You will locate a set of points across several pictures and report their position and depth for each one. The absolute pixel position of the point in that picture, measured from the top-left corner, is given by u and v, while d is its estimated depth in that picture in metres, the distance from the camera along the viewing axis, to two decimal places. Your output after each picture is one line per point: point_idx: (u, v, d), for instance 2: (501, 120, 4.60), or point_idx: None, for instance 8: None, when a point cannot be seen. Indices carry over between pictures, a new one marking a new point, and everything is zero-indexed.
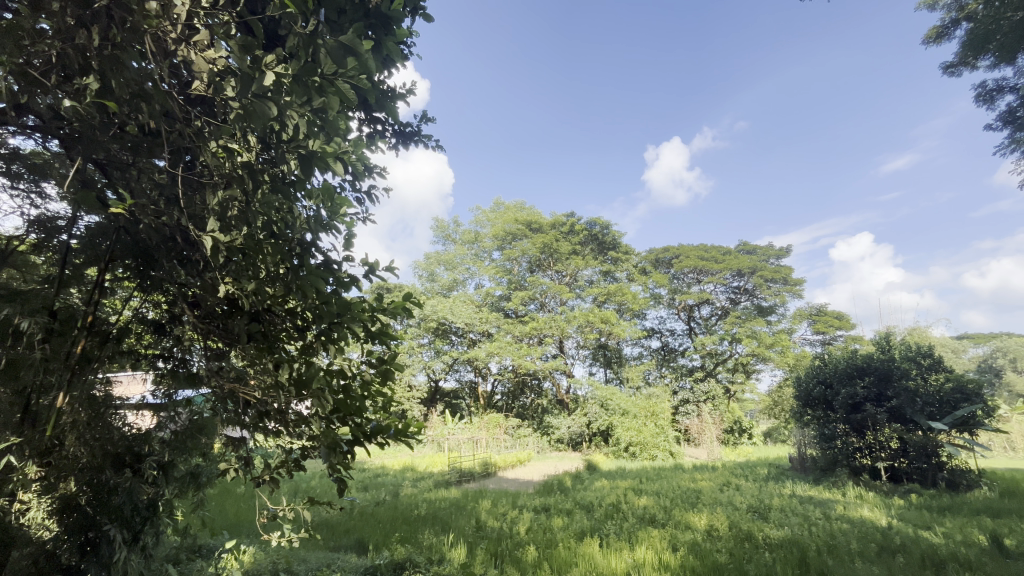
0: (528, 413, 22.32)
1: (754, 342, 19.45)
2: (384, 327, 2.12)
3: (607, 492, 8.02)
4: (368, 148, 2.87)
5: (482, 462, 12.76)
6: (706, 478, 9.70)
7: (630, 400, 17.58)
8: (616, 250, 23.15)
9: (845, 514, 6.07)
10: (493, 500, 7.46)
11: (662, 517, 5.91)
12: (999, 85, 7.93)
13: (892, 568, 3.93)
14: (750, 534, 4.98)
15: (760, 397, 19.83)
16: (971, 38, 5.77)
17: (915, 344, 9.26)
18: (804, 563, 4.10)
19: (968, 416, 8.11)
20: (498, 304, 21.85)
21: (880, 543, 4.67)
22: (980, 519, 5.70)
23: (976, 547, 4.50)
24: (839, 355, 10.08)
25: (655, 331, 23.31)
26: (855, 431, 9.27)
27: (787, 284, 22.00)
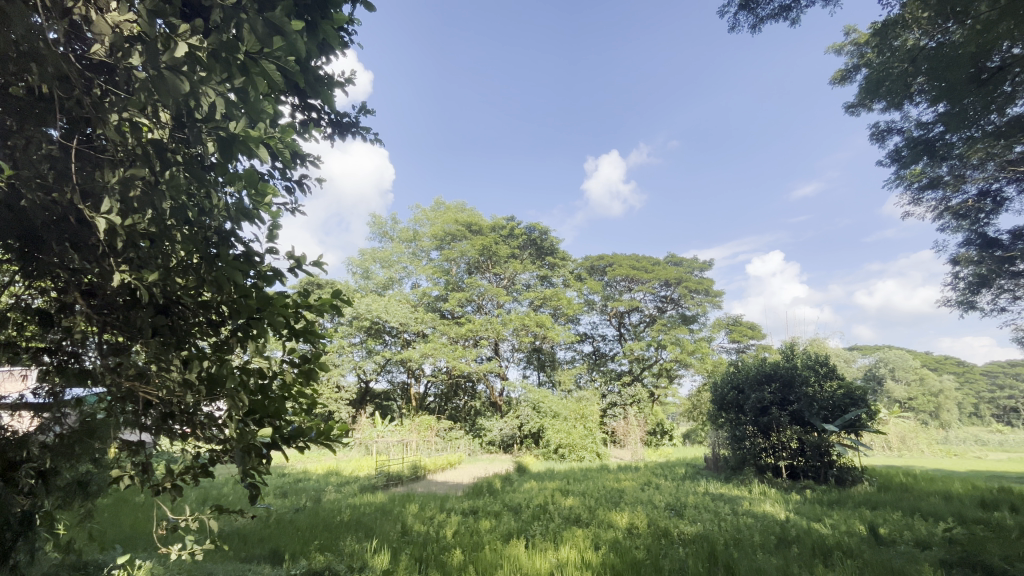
0: (460, 415, 22.21)
1: (677, 348, 20.66)
2: (310, 325, 2.03)
3: (536, 494, 8.16)
4: (300, 136, 2.76)
5: (411, 465, 12.48)
6: (629, 478, 10.15)
7: (561, 402, 18.00)
8: (553, 256, 23.69)
9: (751, 509, 6.57)
10: (421, 504, 7.32)
11: (587, 517, 6.08)
12: (889, 127, 8.99)
13: (787, 558, 4.30)
14: (666, 531, 5.27)
15: (681, 400, 21.00)
16: (867, 82, 6.47)
17: (814, 354, 10.25)
18: (712, 556, 4.39)
19: (855, 418, 9.07)
20: (435, 305, 21.51)
21: (778, 534, 5.12)
22: (861, 511, 6.38)
23: (857, 536, 5.05)
24: (751, 363, 10.94)
25: (588, 336, 24.00)
26: (761, 432, 10.09)
27: (708, 295, 23.54)
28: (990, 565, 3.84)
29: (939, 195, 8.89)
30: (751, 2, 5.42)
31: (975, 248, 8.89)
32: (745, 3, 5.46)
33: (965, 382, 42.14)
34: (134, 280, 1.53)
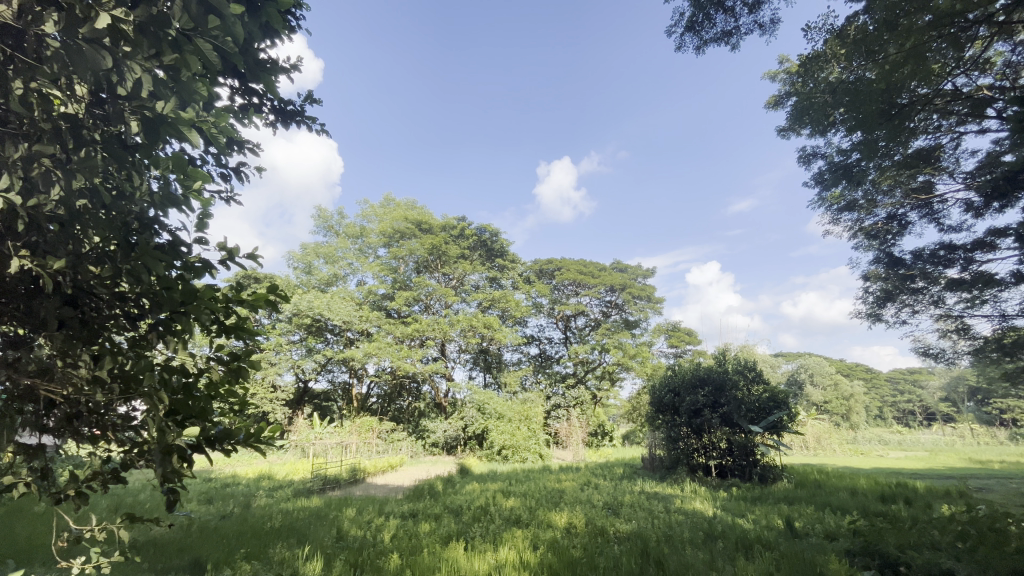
0: (404, 417, 21.79)
1: (620, 352, 21.33)
2: (241, 321, 1.92)
3: (477, 495, 8.15)
4: (238, 122, 2.62)
5: (350, 468, 12.09)
6: (570, 478, 10.37)
7: (506, 403, 18.08)
8: (502, 258, 23.85)
9: (681, 507, 6.89)
10: (358, 508, 7.11)
11: (527, 517, 6.15)
12: (815, 151, 9.73)
13: (712, 552, 4.55)
14: (603, 529, 5.42)
15: (622, 402, 21.71)
16: (795, 109, 6.97)
17: (744, 359, 10.92)
18: (645, 553, 4.56)
19: (777, 420, 9.75)
20: (381, 303, 20.98)
21: (706, 530, 5.42)
22: (779, 507, 6.86)
23: (775, 530, 5.43)
24: (687, 367, 11.50)
25: (534, 339, 24.27)
26: (694, 433, 10.59)
27: (650, 301, 24.51)
28: (885, 553, 4.25)
29: (855, 216, 9.70)
30: (696, 25, 5.71)
31: (882, 265, 9.79)
32: (690, 25, 5.74)
33: (872, 386, 46.41)
34: (36, 267, 1.39)
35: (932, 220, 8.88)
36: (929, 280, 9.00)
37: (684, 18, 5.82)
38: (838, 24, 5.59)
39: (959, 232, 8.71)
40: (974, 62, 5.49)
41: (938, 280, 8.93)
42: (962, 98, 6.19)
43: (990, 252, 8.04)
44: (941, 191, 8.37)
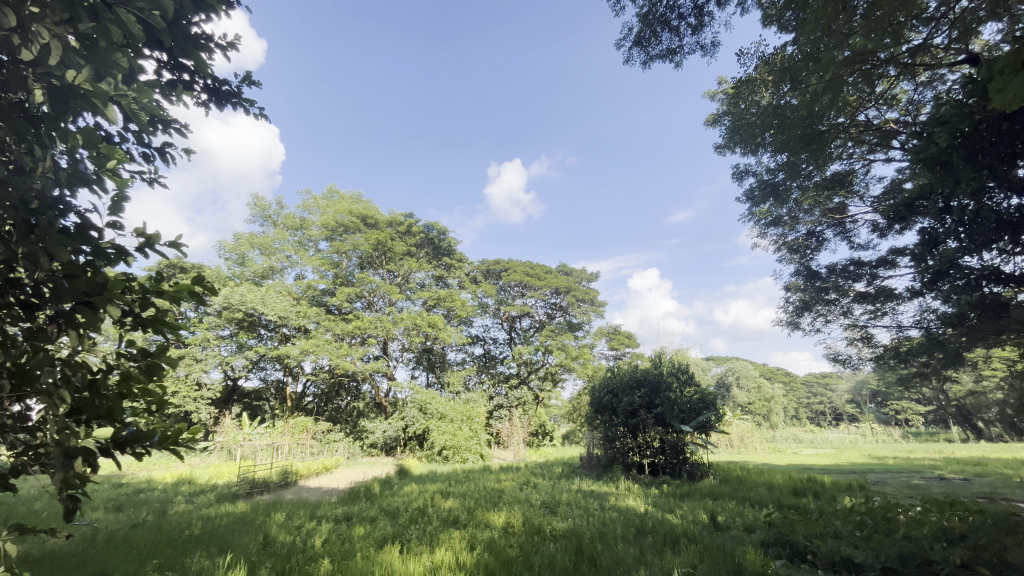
0: (341, 417, 21.05)
1: (563, 353, 21.78)
2: (160, 314, 1.78)
3: (415, 497, 8.00)
4: (163, 98, 2.44)
5: (281, 471, 11.49)
6: (510, 478, 10.44)
7: (448, 403, 17.90)
8: (450, 257, 23.70)
9: (615, 504, 7.13)
10: (288, 512, 6.78)
11: (465, 518, 6.12)
12: (747, 168, 10.40)
13: (642, 547, 4.73)
14: (540, 528, 5.49)
15: (563, 403, 22.13)
16: (732, 128, 7.39)
17: (678, 362, 11.49)
18: (579, 550, 4.67)
19: (706, 420, 10.29)
20: (320, 299, 20.17)
21: (637, 526, 5.63)
22: (704, 502, 7.27)
23: (701, 524, 5.74)
24: (625, 369, 11.93)
25: (479, 339, 24.23)
26: (630, 432, 10.99)
27: (593, 304, 25.20)
28: (795, 542, 4.62)
29: (780, 231, 10.43)
30: (644, 40, 5.94)
31: (802, 278, 10.59)
32: (638, 40, 5.97)
33: (790, 389, 50.28)
34: None
35: (844, 238, 9.71)
36: (840, 293, 9.83)
37: (632, 33, 6.04)
38: (768, 53, 6.05)
39: (866, 249, 9.57)
40: (883, 96, 6.09)
41: (848, 292, 9.75)
42: (873, 129, 6.85)
43: (891, 269, 8.90)
44: (853, 212, 9.19)
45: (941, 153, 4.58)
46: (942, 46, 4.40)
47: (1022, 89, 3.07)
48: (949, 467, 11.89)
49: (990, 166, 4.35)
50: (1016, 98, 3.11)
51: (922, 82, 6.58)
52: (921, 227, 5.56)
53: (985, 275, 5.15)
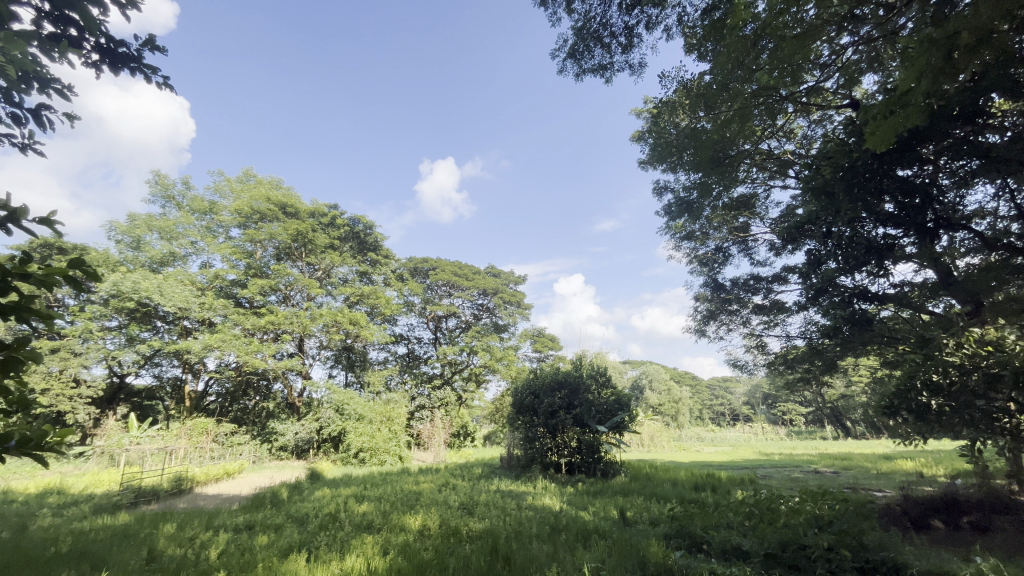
0: (247, 418, 19.51)
1: (487, 354, 21.88)
2: (25, 301, 1.55)
3: (326, 502, 7.62)
4: (40, 52, 2.15)
5: (174, 477, 10.43)
6: (428, 480, 10.30)
7: (368, 404, 17.24)
8: (376, 252, 23.11)
9: (532, 503, 7.28)
10: (180, 523, 6.16)
11: (379, 522, 5.94)
12: (666, 185, 11.12)
13: (554, 544, 4.86)
14: (456, 529, 5.47)
15: (486, 404, 22.22)
16: (654, 146, 7.85)
17: (597, 366, 12.01)
18: (494, 550, 4.72)
19: (620, 420, 10.81)
20: (229, 291, 18.60)
21: (552, 523, 5.80)
22: (615, 499, 7.65)
23: (611, 520, 6.03)
24: (547, 370, 12.23)
25: (403, 338, 23.65)
26: (549, 433, 11.25)
27: (519, 307, 25.63)
28: (693, 533, 5.00)
29: (692, 245, 11.23)
30: (577, 53, 6.14)
31: (709, 289, 11.47)
32: (572, 53, 6.17)
33: (696, 391, 54.30)
34: None
35: (747, 254, 10.65)
36: (741, 304, 10.76)
37: (567, 45, 6.23)
38: (687, 78, 6.49)
39: (763, 266, 10.55)
40: (782, 129, 6.80)
41: (747, 304, 10.69)
42: (773, 158, 7.61)
43: (783, 284, 9.92)
44: (754, 232, 10.12)
45: (826, 184, 5.18)
46: (832, 90, 4.99)
47: (889, 134, 3.58)
48: (822, 462, 13.44)
49: (862, 199, 4.98)
50: (885, 142, 3.61)
51: (814, 120, 7.42)
52: (808, 249, 6.23)
53: (855, 293, 5.90)
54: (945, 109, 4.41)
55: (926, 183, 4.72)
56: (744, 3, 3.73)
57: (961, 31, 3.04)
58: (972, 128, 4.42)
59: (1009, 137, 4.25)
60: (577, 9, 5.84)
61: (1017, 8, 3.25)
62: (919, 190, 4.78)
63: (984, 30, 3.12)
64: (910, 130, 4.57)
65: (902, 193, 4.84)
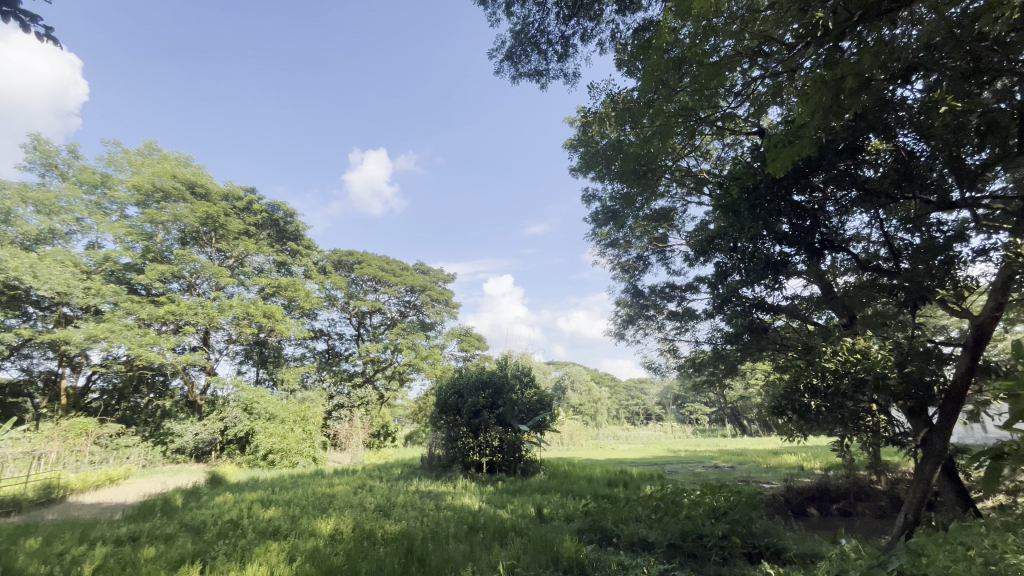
0: (137, 418, 17.27)
1: (412, 353, 21.46)
2: None
3: (228, 508, 7.03)
4: None
5: (40, 486, 9.11)
6: (343, 482, 9.85)
7: (280, 403, 16.22)
8: (296, 242, 21.84)
9: (451, 503, 7.23)
10: (47, 538, 5.40)
11: (287, 528, 5.60)
12: (594, 194, 11.56)
13: (470, 544, 4.85)
14: (371, 532, 5.30)
15: (408, 403, 21.77)
16: (584, 156, 8.12)
17: (521, 366, 12.20)
18: (409, 552, 4.62)
19: (541, 420, 11.08)
20: (121, 275, 16.60)
21: (469, 522, 5.82)
22: (532, 497, 7.83)
23: (528, 517, 6.15)
24: (472, 370, 12.20)
25: (323, 333, 22.50)
26: (472, 432, 11.22)
27: (447, 305, 25.44)
28: (604, 527, 5.25)
29: (615, 252, 11.75)
30: (515, 56, 6.20)
31: (629, 294, 12.08)
32: (509, 55, 6.22)
33: (614, 392, 57.01)
34: None
35: (664, 264, 11.33)
36: (657, 310, 11.43)
37: (505, 47, 6.26)
38: (614, 92, 6.79)
39: (678, 275, 11.30)
40: (698, 149, 7.31)
41: (662, 310, 11.38)
42: (690, 175, 8.18)
43: (695, 293, 10.66)
44: (671, 243, 10.80)
45: (733, 204, 5.67)
46: (743, 118, 5.45)
47: (787, 162, 3.96)
48: (721, 457, 14.65)
49: (762, 219, 5.48)
50: (784, 168, 3.99)
51: (727, 143, 8.08)
52: (716, 261, 6.76)
53: (754, 304, 6.48)
54: (832, 144, 5.00)
55: (815, 209, 5.28)
56: (671, 26, 3.98)
57: (847, 75, 3.45)
58: (853, 163, 5.04)
59: (880, 172, 4.93)
60: (516, 13, 5.90)
61: (890, 60, 3.76)
62: (809, 214, 5.33)
63: (865, 76, 3.57)
64: (803, 159, 5.13)
65: (795, 216, 5.38)
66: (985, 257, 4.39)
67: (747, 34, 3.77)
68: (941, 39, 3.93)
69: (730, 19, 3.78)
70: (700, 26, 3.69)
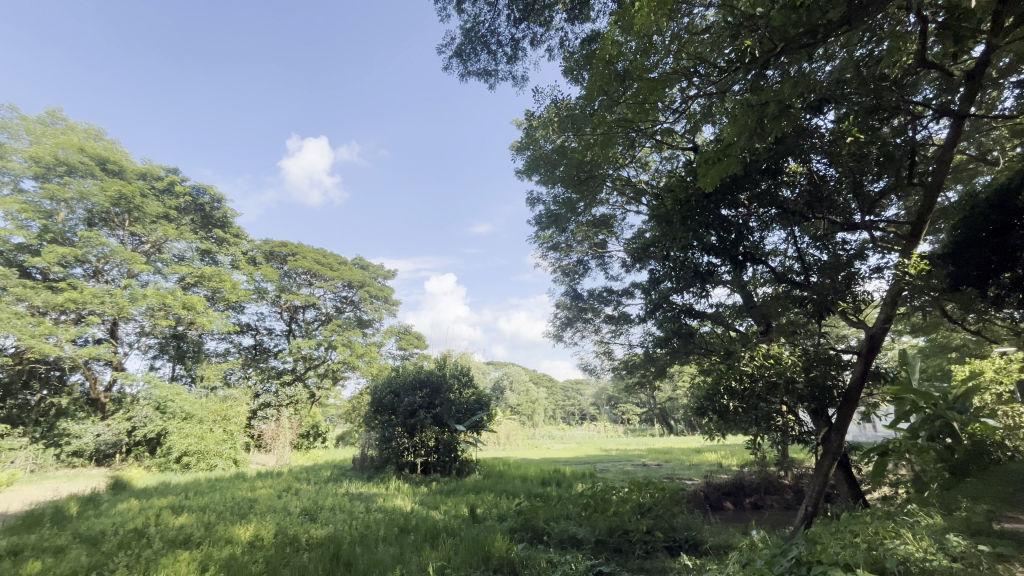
0: (25, 418, 14.92)
1: (348, 350, 20.69)
2: None
3: (131, 516, 6.41)
4: None
5: None
6: (267, 485, 9.29)
7: (197, 401, 15.10)
8: (223, 230, 20.48)
9: (382, 505, 7.04)
10: None
11: (200, 536, 5.21)
12: (539, 197, 11.73)
13: (400, 547, 4.74)
14: (294, 538, 5.04)
15: (342, 402, 20.99)
16: (530, 160, 8.21)
17: (460, 366, 12.13)
18: (335, 557, 4.44)
19: (478, 420, 11.09)
20: (11, 257, 14.67)
21: (400, 525, 5.70)
22: (465, 497, 7.80)
23: (460, 518, 6.12)
24: (409, 369, 11.94)
25: (250, 328, 21.16)
26: (407, 433, 10.99)
27: (386, 303, 24.84)
28: (535, 525, 5.32)
29: (557, 256, 11.98)
30: (464, 54, 6.16)
31: (568, 297, 12.38)
32: (459, 52, 6.17)
33: (552, 393, 58.09)
34: None
35: (602, 269, 11.70)
36: (594, 313, 11.80)
37: (454, 43, 6.19)
38: (559, 98, 6.92)
39: (615, 280, 11.72)
40: (638, 160, 7.62)
41: (599, 314, 11.76)
42: (630, 185, 8.52)
43: (630, 299, 11.10)
44: (610, 248, 11.20)
45: (667, 214, 5.91)
46: (679, 133, 5.75)
47: (716, 177, 4.23)
48: (649, 455, 15.35)
49: (693, 229, 5.70)
50: (712, 183, 4.26)
51: (665, 157, 8.49)
52: (650, 268, 7.06)
53: (683, 310, 6.81)
54: (756, 163, 5.33)
55: (739, 223, 5.51)
56: (615, 39, 4.13)
57: (770, 101, 3.76)
58: (773, 183, 5.41)
59: (796, 193, 5.32)
60: (466, 10, 5.87)
61: (806, 91, 4.13)
62: (734, 228, 5.55)
63: (785, 103, 3.90)
64: (731, 176, 5.40)
65: (722, 229, 5.58)
66: (879, 274, 4.90)
67: (684, 55, 4.00)
68: (849, 76, 4.40)
69: (670, 38, 3.99)
70: (642, 43, 3.87)
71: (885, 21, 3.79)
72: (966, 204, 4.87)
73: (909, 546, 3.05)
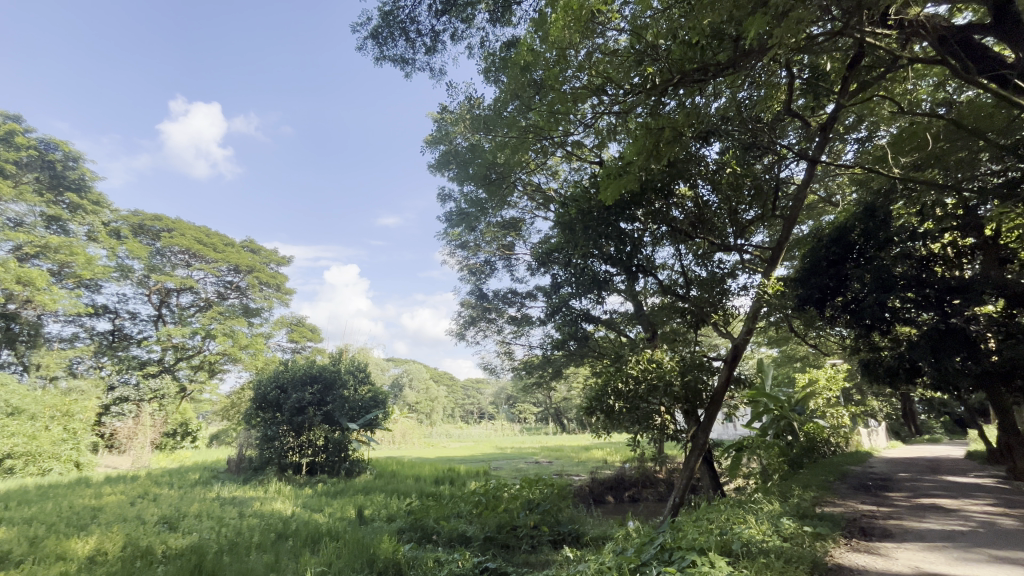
0: None
1: (229, 340, 18.78)
2: None
3: None
4: None
5: None
6: (116, 491, 8.09)
7: (27, 395, 12.76)
8: (79, 195, 17.52)
9: (259, 509, 6.49)
10: None
11: (21, 552, 4.39)
12: (450, 194, 11.62)
13: (275, 554, 4.37)
14: (147, 550, 4.45)
15: (219, 397, 19.01)
16: (442, 156, 8.14)
17: (356, 362, 11.59)
18: (197, 570, 3.98)
19: (372, 419, 10.70)
20: None
21: (279, 530, 5.29)
22: (354, 498, 7.46)
23: (347, 520, 5.84)
24: (300, 363, 11.14)
25: (107, 311, 18.32)
26: (293, 431, 10.24)
27: (278, 291, 22.94)
28: (425, 525, 5.25)
29: (464, 254, 11.95)
30: (380, 37, 5.92)
31: (473, 296, 12.41)
32: (375, 34, 5.90)
33: (452, 391, 57.76)
34: None
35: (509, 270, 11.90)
36: (498, 313, 11.99)
37: (370, 24, 5.91)
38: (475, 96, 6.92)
39: (520, 283, 11.97)
40: (547, 168, 7.88)
41: (503, 315, 11.95)
42: (539, 191, 8.79)
43: (533, 301, 11.42)
44: (516, 251, 11.45)
45: (571, 221, 6.16)
46: (587, 146, 6.04)
47: (616, 191, 4.52)
48: (542, 453, 15.90)
49: (594, 238, 6.01)
50: (613, 196, 4.54)
51: (573, 168, 8.87)
52: (553, 273, 7.33)
53: (580, 314, 7.16)
54: (652, 182, 5.74)
55: (634, 237, 5.90)
56: (532, 47, 4.23)
57: (666, 126, 4.10)
58: (665, 204, 5.86)
59: (684, 213, 5.83)
60: None
61: (697, 122, 4.56)
62: (630, 240, 5.93)
63: (678, 131, 4.27)
64: (630, 191, 5.76)
65: (618, 241, 5.94)
66: (746, 292, 5.56)
67: (594, 73, 4.23)
68: (732, 114, 4.93)
69: (582, 55, 4.18)
70: (557, 56, 4.02)
71: (762, 72, 4.32)
72: (814, 236, 5.73)
73: (752, 530, 3.52)
